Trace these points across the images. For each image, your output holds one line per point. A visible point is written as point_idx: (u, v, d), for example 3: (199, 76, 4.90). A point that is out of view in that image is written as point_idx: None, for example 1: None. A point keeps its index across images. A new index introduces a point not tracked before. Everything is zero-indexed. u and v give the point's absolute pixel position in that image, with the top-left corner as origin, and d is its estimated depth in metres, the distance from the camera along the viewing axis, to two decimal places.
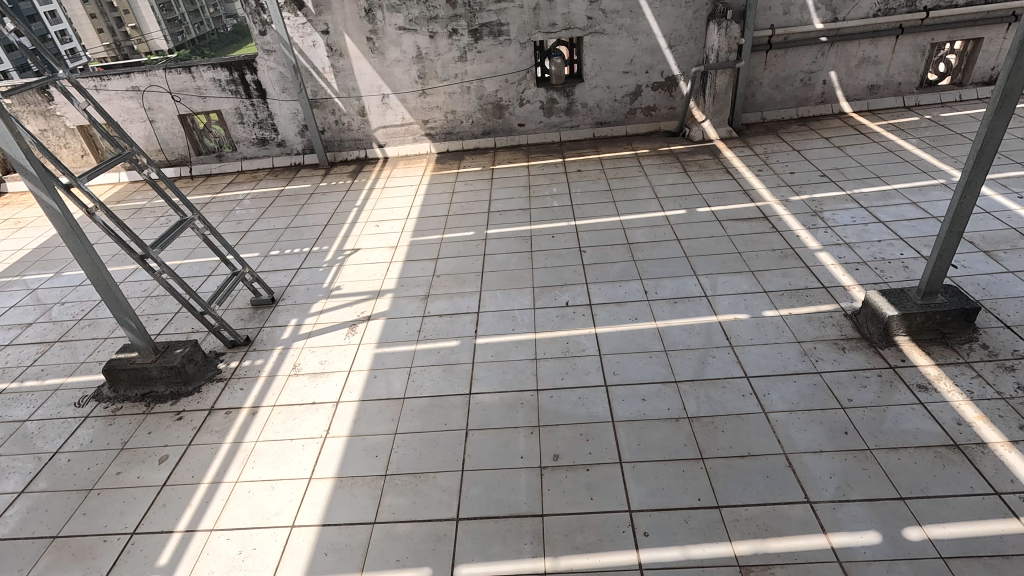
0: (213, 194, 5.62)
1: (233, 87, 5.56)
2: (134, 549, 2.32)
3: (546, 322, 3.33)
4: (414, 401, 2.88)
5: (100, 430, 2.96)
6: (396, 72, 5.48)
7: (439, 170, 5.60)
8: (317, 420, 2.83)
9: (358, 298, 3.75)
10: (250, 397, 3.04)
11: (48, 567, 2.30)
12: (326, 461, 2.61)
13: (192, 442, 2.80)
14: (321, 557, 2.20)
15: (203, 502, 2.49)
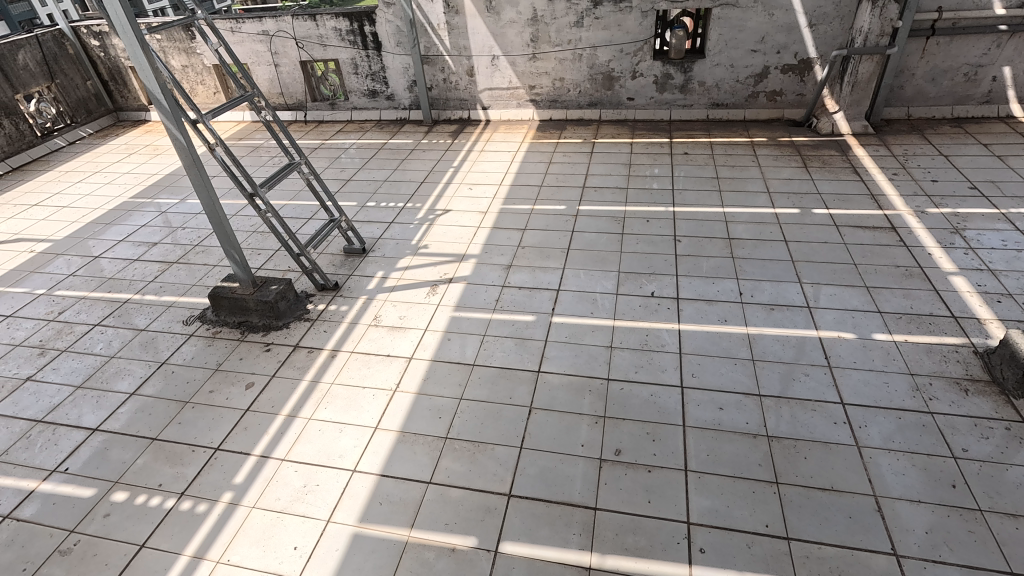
0: (323, 140, 5.88)
1: (352, 37, 5.71)
2: (216, 463, 2.54)
3: (627, 311, 3.20)
4: (483, 370, 2.89)
5: (200, 349, 3.24)
6: (508, 34, 5.37)
7: (539, 138, 5.50)
8: (389, 373, 2.92)
9: (442, 259, 3.80)
10: (332, 341, 3.19)
11: (145, 464, 2.57)
12: (392, 414, 2.69)
13: (275, 374, 3.00)
14: (376, 506, 2.29)
15: (279, 432, 2.66)
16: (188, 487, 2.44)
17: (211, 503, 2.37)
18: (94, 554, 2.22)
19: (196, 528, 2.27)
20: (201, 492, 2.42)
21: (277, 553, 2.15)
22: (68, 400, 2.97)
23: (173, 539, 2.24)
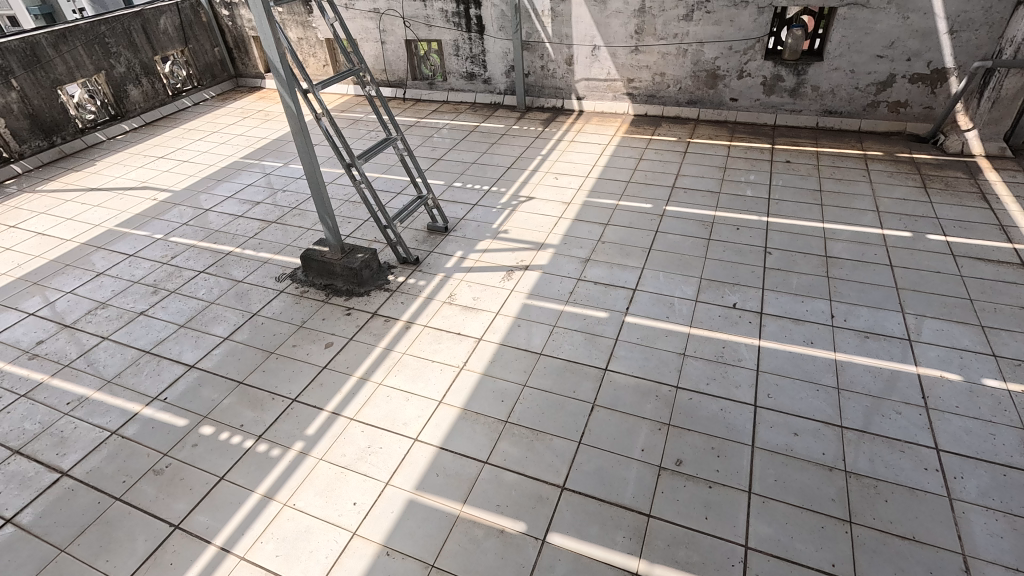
0: (418, 118, 6.05)
1: (457, 19, 5.80)
2: (292, 412, 2.71)
3: (705, 319, 3.08)
4: (550, 360, 2.89)
5: (288, 305, 3.46)
6: (612, 24, 5.26)
7: (631, 133, 5.37)
8: (458, 351, 2.99)
9: (521, 246, 3.82)
10: (408, 313, 3.31)
11: (231, 405, 2.79)
12: (457, 390, 2.76)
13: (353, 338, 3.15)
14: (432, 477, 2.36)
15: (350, 392, 2.80)
16: (266, 431, 2.63)
17: (284, 449, 2.54)
18: (181, 479, 2.44)
19: (269, 470, 2.45)
20: (276, 437, 2.60)
21: (338, 506, 2.28)
22: (172, 337, 3.28)
23: (248, 476, 2.43)
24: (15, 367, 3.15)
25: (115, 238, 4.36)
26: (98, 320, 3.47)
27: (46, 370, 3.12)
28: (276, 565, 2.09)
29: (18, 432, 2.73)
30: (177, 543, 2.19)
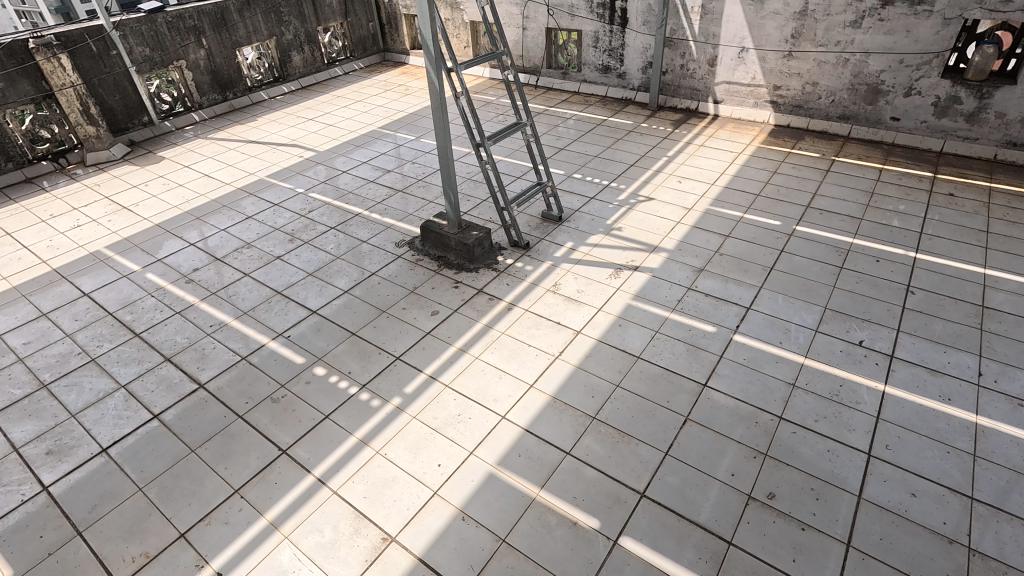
0: (547, 107, 6.10)
1: (601, 10, 5.75)
2: (394, 370, 2.90)
3: (823, 352, 2.85)
4: (647, 365, 2.83)
5: (403, 270, 3.67)
6: (767, 26, 4.94)
7: (768, 143, 5.04)
8: (556, 340, 3.02)
9: (633, 246, 3.75)
10: (511, 294, 3.38)
11: (342, 352, 3.03)
12: (550, 378, 2.79)
13: (457, 310, 3.28)
14: (514, 456, 2.42)
15: (448, 360, 2.93)
16: (369, 382, 2.83)
17: (383, 402, 2.72)
18: (292, 410, 2.70)
19: (367, 418, 2.64)
20: (378, 390, 2.79)
21: (424, 464, 2.41)
22: (300, 283, 3.61)
23: (349, 420, 2.63)
24: (175, 288, 3.64)
25: (264, 187, 4.86)
26: (242, 258, 3.90)
27: (198, 294, 3.57)
28: (363, 505, 2.26)
29: (171, 344, 3.16)
30: (283, 466, 2.44)
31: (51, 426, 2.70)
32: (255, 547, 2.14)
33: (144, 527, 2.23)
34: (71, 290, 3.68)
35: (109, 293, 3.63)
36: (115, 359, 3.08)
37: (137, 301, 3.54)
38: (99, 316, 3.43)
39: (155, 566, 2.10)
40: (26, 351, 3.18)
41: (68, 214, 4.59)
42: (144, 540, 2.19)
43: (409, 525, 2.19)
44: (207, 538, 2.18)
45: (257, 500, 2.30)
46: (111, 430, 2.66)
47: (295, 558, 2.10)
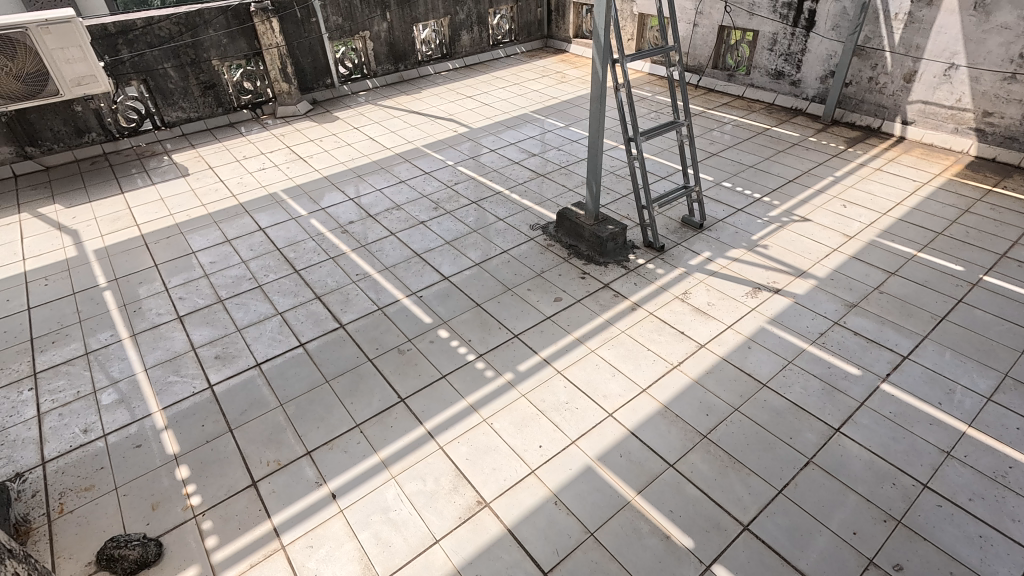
0: (706, 109, 5.82)
1: (785, 11, 5.32)
2: (511, 346, 2.99)
3: (992, 424, 2.46)
4: (773, 394, 2.64)
5: (533, 253, 3.75)
6: (989, 41, 4.26)
7: (963, 177, 4.38)
8: (677, 349, 2.92)
9: (777, 267, 3.48)
10: (638, 295, 3.32)
11: (466, 321, 3.19)
12: (664, 386, 2.71)
13: (580, 300, 3.29)
14: (615, 455, 2.40)
15: (564, 347, 2.96)
16: (486, 353, 2.95)
17: (496, 374, 2.82)
18: (414, 364, 2.90)
19: (480, 386, 2.76)
20: (493, 362, 2.90)
21: (526, 442, 2.47)
22: (438, 249, 3.83)
23: (463, 384, 2.77)
24: (331, 235, 4.04)
25: (419, 156, 5.19)
26: (391, 218, 4.22)
27: (349, 245, 3.93)
28: (464, 466, 2.39)
29: (322, 284, 3.53)
30: (399, 413, 2.63)
31: (222, 335, 3.16)
32: (365, 479, 2.35)
33: (280, 438, 2.54)
34: (251, 224, 4.24)
35: (280, 231, 4.13)
36: (276, 289, 3.51)
37: (301, 241, 3.99)
38: (269, 249, 3.92)
39: (283, 473, 2.39)
40: (211, 269, 3.74)
41: (257, 157, 5.28)
42: (279, 449, 2.50)
43: (503, 495, 2.27)
44: (328, 460, 2.44)
45: (373, 437, 2.52)
46: (265, 349, 3.05)
47: (398, 498, 2.28)
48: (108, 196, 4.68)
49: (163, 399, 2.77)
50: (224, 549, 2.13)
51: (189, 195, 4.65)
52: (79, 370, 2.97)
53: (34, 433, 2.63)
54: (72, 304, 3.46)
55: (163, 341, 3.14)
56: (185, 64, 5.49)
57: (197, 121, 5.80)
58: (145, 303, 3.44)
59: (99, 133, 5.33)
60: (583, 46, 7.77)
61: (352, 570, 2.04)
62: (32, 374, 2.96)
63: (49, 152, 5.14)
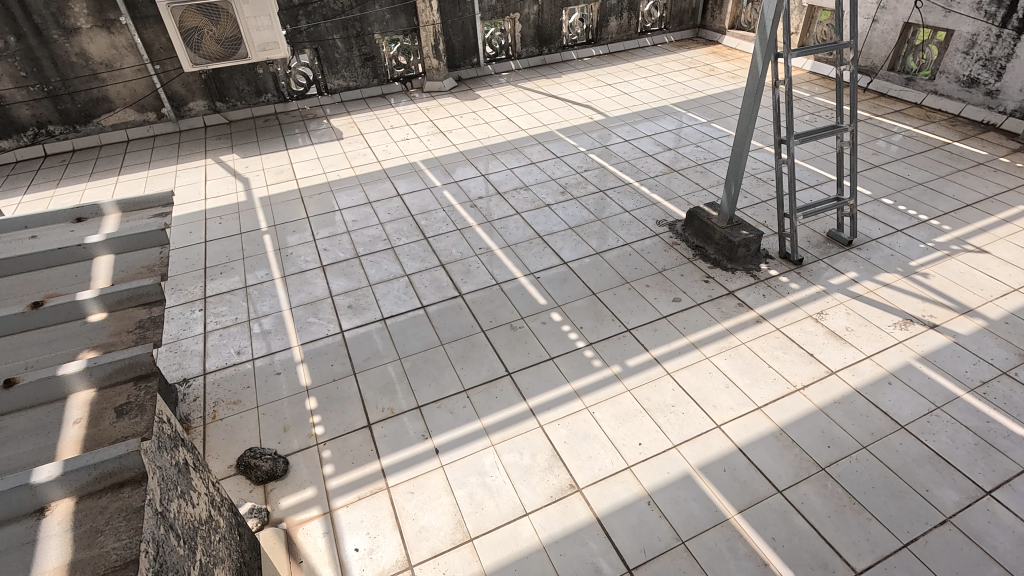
0: (872, 115, 5.24)
1: (993, 9, 4.59)
2: (622, 339, 2.95)
3: None
4: (911, 439, 2.37)
5: (657, 249, 3.64)
6: None
7: None
8: (802, 371, 2.71)
9: (937, 299, 3.08)
10: (765, 307, 3.11)
11: (580, 307, 3.19)
12: (782, 407, 2.54)
13: (701, 304, 3.16)
14: (719, 469, 2.30)
15: (677, 349, 2.87)
16: (596, 342, 2.95)
17: (604, 365, 2.81)
18: (524, 341, 2.98)
19: (586, 374, 2.77)
20: (602, 352, 2.89)
21: (626, 436, 2.45)
22: (560, 233, 3.86)
23: (569, 369, 2.80)
24: (461, 208, 4.22)
25: (552, 139, 5.23)
26: (518, 198, 4.31)
27: (476, 219, 4.09)
28: (561, 448, 2.42)
29: (447, 254, 3.72)
30: (505, 385, 2.73)
31: (355, 287, 3.45)
32: (467, 442, 2.47)
33: (395, 389, 2.75)
34: (390, 189, 4.55)
35: (415, 199, 4.39)
36: (406, 252, 3.76)
37: (433, 211, 4.22)
38: (404, 215, 4.19)
39: (395, 421, 2.59)
40: (352, 226, 4.08)
41: (402, 128, 5.63)
42: (393, 398, 2.70)
43: (596, 484, 2.27)
44: (435, 417, 2.59)
45: (478, 404, 2.64)
46: (391, 306, 3.29)
47: (495, 466, 2.37)
48: (275, 151, 5.26)
49: (302, 336, 3.10)
50: (338, 478, 2.36)
51: (341, 158, 5.09)
52: (238, 300, 3.40)
53: (199, 347, 3.07)
54: (238, 242, 3.96)
55: (306, 285, 3.50)
56: (351, 36, 5.95)
57: (354, 89, 6.30)
58: (296, 249, 3.85)
59: (273, 95, 5.98)
60: (737, 38, 7.29)
61: (446, 522, 2.17)
62: (203, 298, 3.45)
63: (233, 108, 5.87)
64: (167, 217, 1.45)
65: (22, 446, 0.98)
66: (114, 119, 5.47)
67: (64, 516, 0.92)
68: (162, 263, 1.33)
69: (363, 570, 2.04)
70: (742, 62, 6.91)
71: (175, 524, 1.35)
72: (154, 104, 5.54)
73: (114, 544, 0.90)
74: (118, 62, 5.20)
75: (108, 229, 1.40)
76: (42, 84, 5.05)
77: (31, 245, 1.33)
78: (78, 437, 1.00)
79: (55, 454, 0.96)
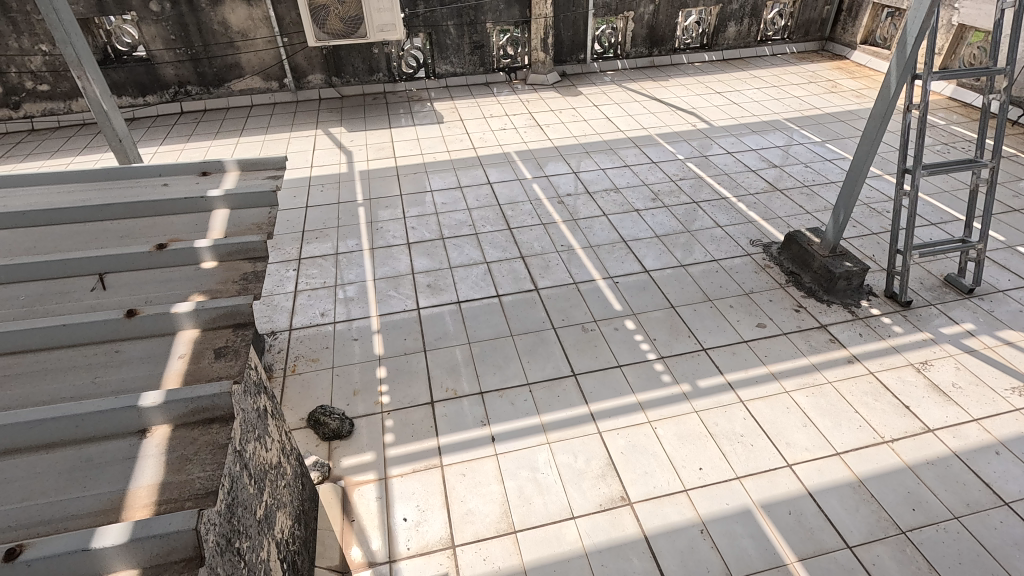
0: (1019, 152, 4.67)
1: None
2: (696, 358, 2.84)
3: None
4: (1013, 519, 2.12)
5: (747, 269, 3.46)
6: None
7: None
8: (893, 422, 2.49)
9: None
10: (860, 347, 2.88)
11: (656, 319, 3.10)
12: (865, 458, 2.34)
13: (787, 333, 2.97)
14: (783, 510, 2.16)
15: (755, 378, 2.72)
16: (668, 357, 2.85)
17: (673, 381, 2.72)
18: (593, 345, 2.94)
19: (654, 388, 2.69)
20: (673, 368, 2.79)
21: (686, 458, 2.37)
22: (645, 241, 3.76)
23: (636, 379, 2.73)
24: (547, 203, 4.21)
25: (650, 143, 5.09)
26: (607, 200, 4.24)
27: (561, 216, 4.07)
28: (617, 457, 2.38)
29: (528, 246, 3.73)
30: (568, 386, 2.71)
31: (436, 268, 3.55)
32: (524, 435, 2.48)
33: (461, 371, 2.81)
34: (481, 176, 4.63)
35: (504, 189, 4.44)
36: (489, 240, 3.81)
37: (520, 202, 4.24)
38: (491, 203, 4.25)
39: (456, 403, 2.64)
40: (441, 209, 4.19)
41: (500, 117, 5.70)
42: (457, 380, 2.76)
43: (649, 501, 2.21)
44: (495, 406, 2.62)
45: (539, 400, 2.64)
46: (467, 290, 3.35)
47: (547, 463, 2.37)
48: (379, 128, 5.49)
49: (380, 308, 3.24)
50: (397, 448, 2.45)
51: (439, 141, 5.23)
52: (328, 265, 3.60)
53: (289, 304, 3.28)
54: (335, 211, 4.19)
55: (391, 260, 3.64)
56: (464, 24, 6.09)
57: (460, 76, 6.45)
58: (386, 224, 4.01)
59: (385, 74, 6.24)
60: (869, 54, 6.72)
61: (492, 510, 2.20)
62: (298, 259, 3.68)
63: (347, 83, 6.19)
64: (279, 180, 1.54)
65: (135, 371, 1.10)
66: (242, 85, 5.93)
67: (162, 440, 1.01)
68: (269, 222, 1.42)
69: (408, 541, 2.11)
70: (870, 80, 6.37)
71: (249, 464, 1.45)
72: (279, 74, 5.96)
73: (197, 474, 0.97)
74: (252, 32, 5.62)
75: (227, 185, 1.51)
76: (187, 48, 5.57)
77: (162, 193, 1.47)
78: (180, 371, 1.10)
79: (159, 384, 1.07)
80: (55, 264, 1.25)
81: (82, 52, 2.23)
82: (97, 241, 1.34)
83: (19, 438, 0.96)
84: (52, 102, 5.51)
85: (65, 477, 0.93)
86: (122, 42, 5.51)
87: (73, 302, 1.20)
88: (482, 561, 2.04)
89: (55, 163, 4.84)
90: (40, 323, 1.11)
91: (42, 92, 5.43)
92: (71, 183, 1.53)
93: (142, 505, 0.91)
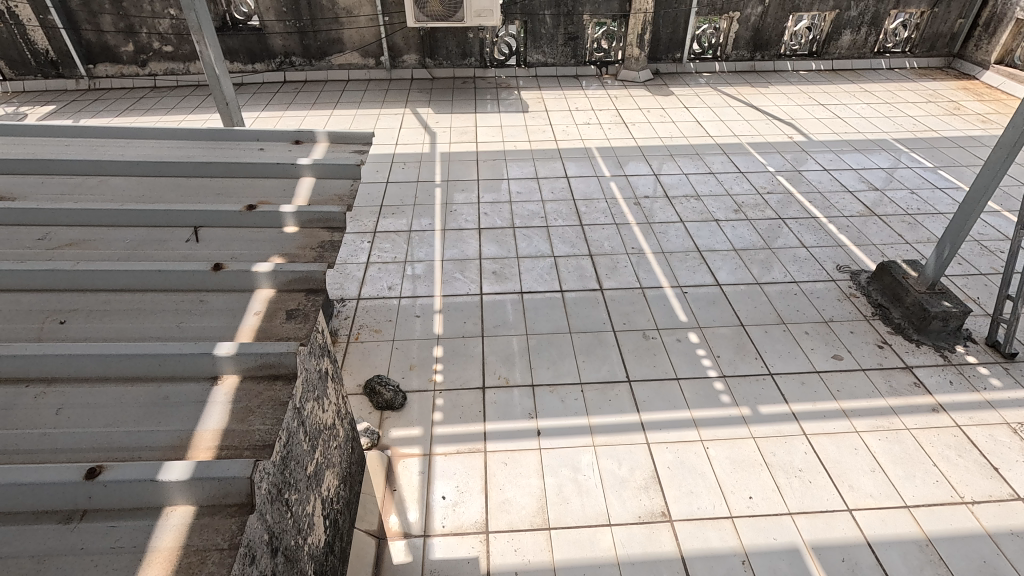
0: None
1: None
2: (761, 383, 2.70)
3: None
4: None
5: (830, 296, 3.24)
6: None
7: None
8: (976, 483, 2.27)
9: None
10: (948, 396, 2.63)
11: (723, 336, 2.97)
12: (938, 516, 2.15)
13: (866, 370, 2.77)
14: (835, 555, 2.03)
15: (824, 412, 2.55)
16: (729, 376, 2.73)
17: (732, 403, 2.60)
18: (652, 353, 2.86)
19: (712, 407, 2.58)
20: (735, 389, 2.67)
21: (736, 484, 2.27)
22: (721, 253, 3.60)
23: (693, 395, 2.64)
24: (623, 203, 4.13)
25: (740, 152, 4.85)
26: (685, 206, 4.09)
27: (636, 217, 3.98)
28: (663, 471, 2.31)
29: (598, 245, 3.67)
30: (621, 391, 2.66)
31: (503, 256, 3.57)
32: (570, 434, 2.46)
33: (515, 361, 2.82)
34: (560, 169, 4.59)
35: (581, 184, 4.39)
36: (559, 234, 3.78)
37: (595, 200, 4.18)
38: (566, 197, 4.21)
39: (507, 392, 2.66)
40: (515, 198, 4.20)
41: (586, 112, 5.63)
42: (511, 369, 2.78)
43: (690, 521, 2.14)
44: (545, 400, 2.62)
45: (590, 401, 2.61)
46: (531, 282, 3.35)
47: (590, 466, 2.34)
48: (465, 112, 5.57)
49: (445, 289, 3.30)
50: (445, 427, 2.50)
51: (521, 130, 5.24)
52: (400, 242, 3.71)
53: (360, 275, 3.41)
54: (413, 190, 4.30)
55: (460, 243, 3.70)
56: (561, 14, 6.01)
57: (551, 66, 6.43)
58: (459, 208, 4.07)
59: (476, 59, 6.32)
60: (1004, 75, 6.07)
61: (529, 503, 2.20)
62: (373, 232, 3.81)
63: (439, 65, 6.33)
64: (365, 155, 1.59)
65: (214, 322, 1.17)
66: (342, 60, 6.19)
67: (230, 389, 1.08)
68: (350, 194, 1.47)
69: (444, 518, 2.15)
70: (1001, 105, 5.75)
71: (305, 423, 1.53)
72: (376, 52, 6.18)
73: (258, 425, 1.03)
74: (356, 10, 5.82)
75: (316, 155, 1.58)
76: (296, 21, 5.85)
77: (257, 157, 1.56)
78: (255, 326, 1.17)
79: (235, 336, 1.14)
80: (157, 214, 1.36)
81: (203, 19, 2.37)
82: (194, 196, 1.44)
83: (109, 368, 1.05)
84: (174, 62, 5.97)
85: (144, 411, 1.02)
86: (239, 11, 5.76)
87: (169, 250, 1.30)
88: (513, 551, 2.05)
89: (170, 120, 5.26)
90: (139, 267, 1.21)
91: (166, 52, 5.90)
92: (179, 140, 1.64)
93: (205, 447, 0.97)
